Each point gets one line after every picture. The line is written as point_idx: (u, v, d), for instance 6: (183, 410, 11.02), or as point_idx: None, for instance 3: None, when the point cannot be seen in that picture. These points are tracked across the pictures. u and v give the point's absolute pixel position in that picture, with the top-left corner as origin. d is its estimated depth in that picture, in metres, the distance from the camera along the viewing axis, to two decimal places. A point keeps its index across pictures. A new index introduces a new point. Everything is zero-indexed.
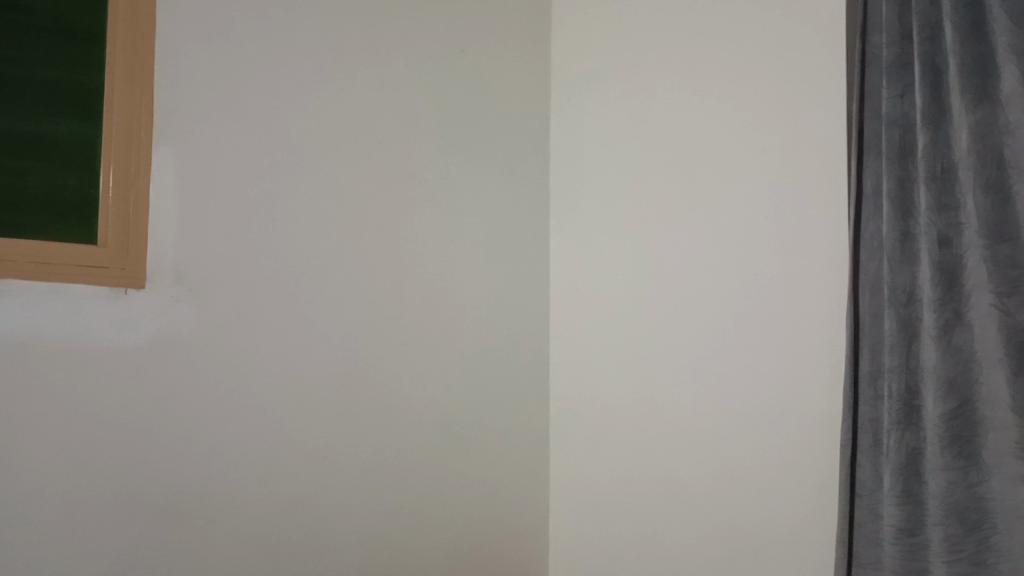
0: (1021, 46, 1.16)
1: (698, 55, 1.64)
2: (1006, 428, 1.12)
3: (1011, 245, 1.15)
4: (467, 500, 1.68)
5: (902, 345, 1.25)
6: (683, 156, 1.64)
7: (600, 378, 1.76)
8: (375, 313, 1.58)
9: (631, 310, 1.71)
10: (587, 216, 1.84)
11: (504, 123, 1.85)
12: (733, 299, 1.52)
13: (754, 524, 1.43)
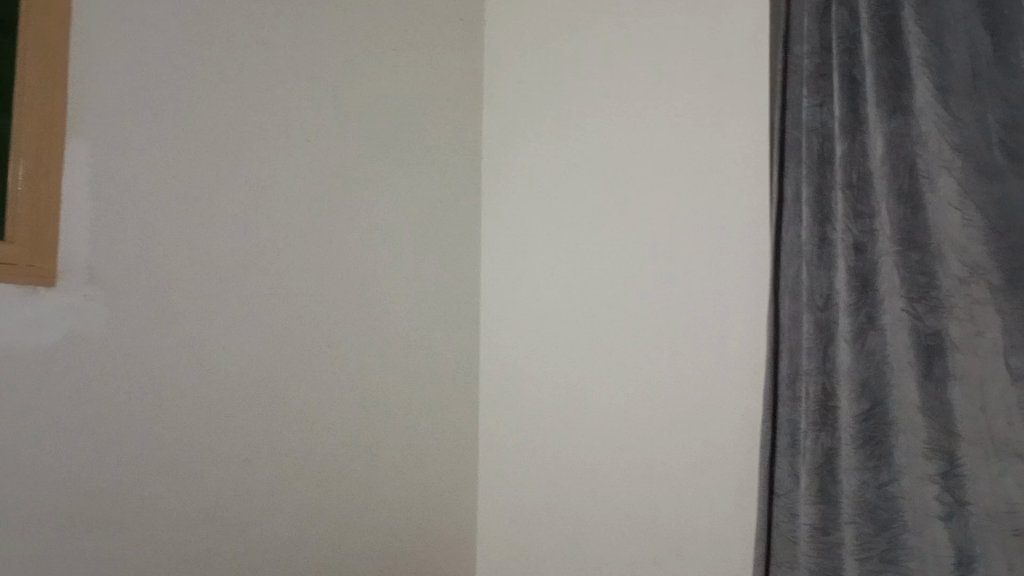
0: (933, 60, 1.20)
1: (631, 57, 1.65)
2: (916, 429, 1.16)
3: (921, 252, 1.19)
4: (392, 503, 1.66)
5: (818, 348, 1.28)
6: (614, 159, 1.65)
7: (531, 379, 1.75)
8: (305, 314, 1.53)
9: (561, 311, 1.71)
10: (519, 217, 1.83)
11: (436, 123, 1.84)
12: (664, 301, 1.53)
13: (679, 524, 1.45)
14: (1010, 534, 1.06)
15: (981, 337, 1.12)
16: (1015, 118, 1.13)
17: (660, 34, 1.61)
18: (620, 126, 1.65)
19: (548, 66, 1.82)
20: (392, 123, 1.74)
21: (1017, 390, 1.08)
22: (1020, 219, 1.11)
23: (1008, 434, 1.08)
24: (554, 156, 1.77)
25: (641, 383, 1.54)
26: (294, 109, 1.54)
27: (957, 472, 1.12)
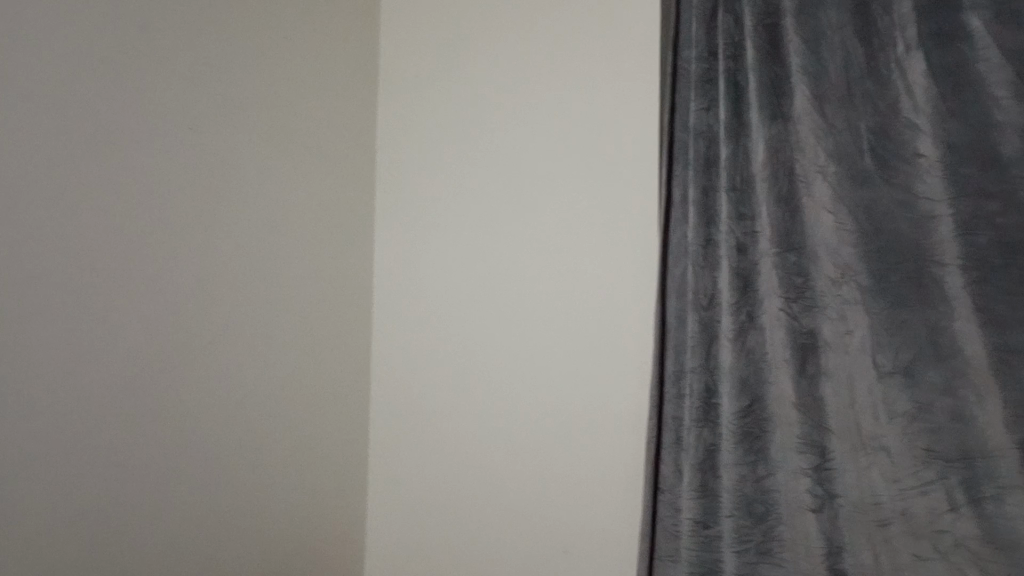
0: (811, 68, 1.24)
1: (532, 55, 1.64)
2: (791, 424, 1.20)
3: (798, 253, 1.23)
4: (304, 510, 1.49)
5: (702, 347, 1.31)
6: (516, 153, 1.62)
7: (412, 376, 1.67)
8: (234, 299, 1.33)
9: (448, 306, 1.65)
10: (405, 204, 1.75)
11: (344, 99, 1.70)
12: (563, 299, 1.53)
13: (574, 523, 1.44)
14: (876, 525, 1.12)
15: (851, 337, 1.17)
16: (883, 126, 1.18)
17: (558, 35, 1.62)
18: (520, 121, 1.63)
19: (440, 54, 1.76)
20: (326, 104, 1.63)
21: (883, 386, 1.13)
22: (887, 223, 1.16)
23: (875, 429, 1.14)
24: (448, 146, 1.72)
25: (536, 382, 1.53)
26: (232, 65, 1.35)
27: (828, 466, 1.17)
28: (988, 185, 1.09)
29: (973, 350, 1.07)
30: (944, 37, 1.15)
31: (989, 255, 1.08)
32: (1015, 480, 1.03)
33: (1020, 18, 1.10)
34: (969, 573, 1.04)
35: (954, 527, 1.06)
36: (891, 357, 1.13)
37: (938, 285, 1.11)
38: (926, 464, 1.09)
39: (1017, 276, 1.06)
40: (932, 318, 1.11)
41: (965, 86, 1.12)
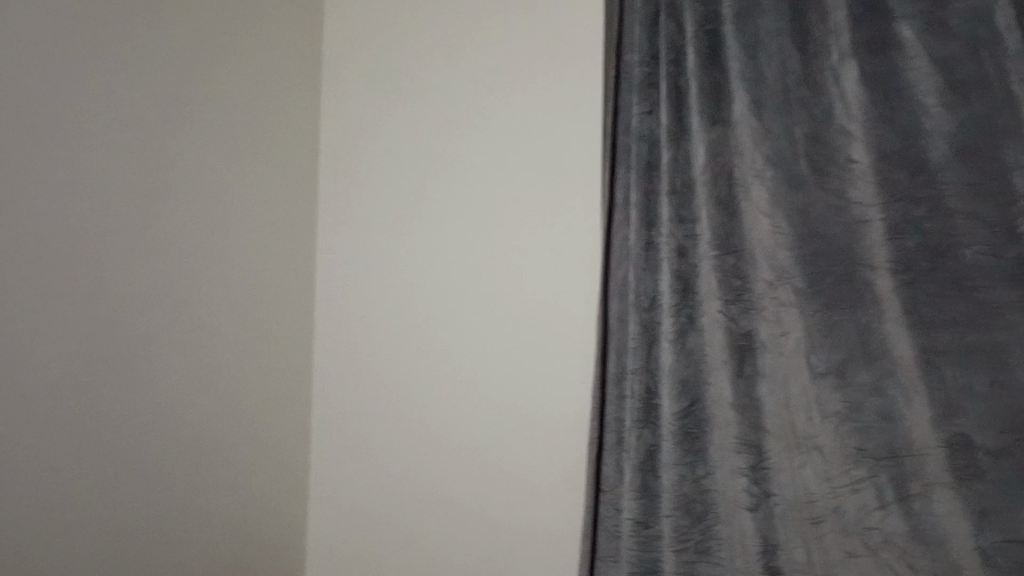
0: (750, 74, 1.27)
1: (477, 57, 1.64)
2: (728, 425, 1.21)
3: (736, 256, 1.25)
4: (245, 513, 1.44)
5: (643, 348, 1.32)
6: (461, 154, 1.62)
7: (352, 377, 1.64)
8: (172, 293, 1.29)
9: (389, 306, 1.63)
10: (346, 203, 1.72)
11: (286, 96, 1.67)
12: (508, 300, 1.53)
13: (516, 525, 1.44)
14: (809, 522, 1.14)
15: (786, 338, 1.20)
16: (818, 132, 1.21)
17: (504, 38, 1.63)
18: (465, 123, 1.63)
19: (383, 53, 1.75)
20: (270, 105, 1.61)
21: (817, 386, 1.16)
22: (821, 227, 1.19)
23: (809, 428, 1.16)
24: (391, 145, 1.70)
25: (479, 382, 1.52)
26: (171, 55, 1.32)
27: (764, 465, 1.18)
28: (917, 191, 1.11)
29: (901, 352, 1.10)
30: (876, 47, 1.18)
31: (917, 258, 1.10)
32: (941, 478, 1.05)
33: (946, 30, 1.13)
34: (899, 569, 1.06)
35: (884, 525, 1.08)
36: (824, 358, 1.16)
37: (870, 287, 1.14)
38: (857, 462, 1.11)
39: (943, 280, 1.08)
40: (863, 320, 1.14)
41: (896, 94, 1.15)
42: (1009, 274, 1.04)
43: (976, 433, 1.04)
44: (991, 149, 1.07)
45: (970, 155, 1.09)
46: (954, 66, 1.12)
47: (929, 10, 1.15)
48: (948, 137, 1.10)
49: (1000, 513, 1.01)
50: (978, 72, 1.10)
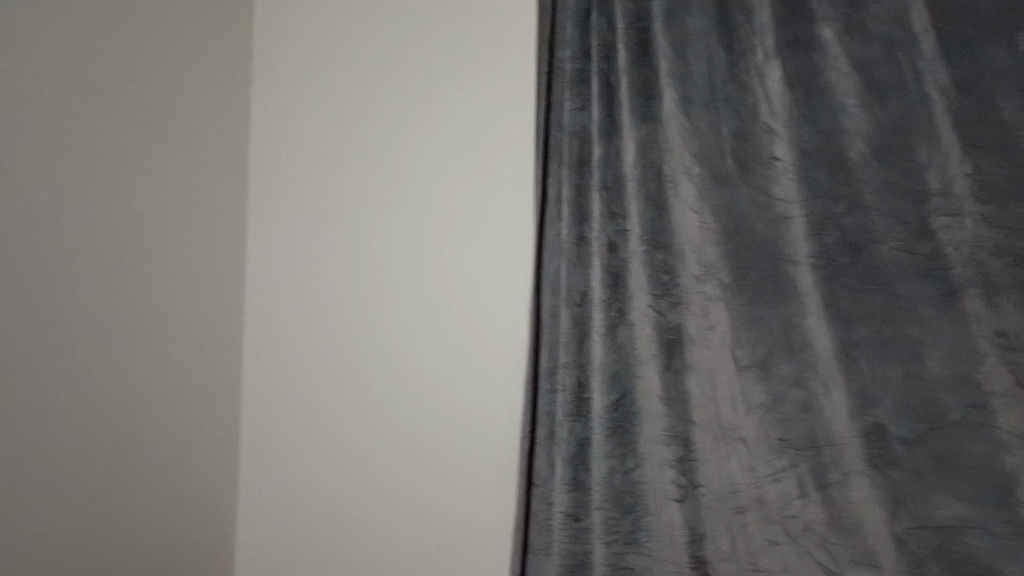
0: (679, 72, 1.29)
1: (411, 50, 1.63)
2: (657, 418, 1.22)
3: (665, 251, 1.27)
4: (173, 515, 1.39)
5: (574, 342, 1.33)
6: (396, 149, 1.60)
7: (280, 375, 1.60)
8: (98, 287, 1.24)
9: (318, 303, 1.60)
10: (274, 196, 1.68)
11: (217, 83, 1.62)
12: (441, 297, 1.52)
13: (451, 521, 1.43)
14: (733, 512, 1.16)
15: (713, 333, 1.22)
16: (743, 130, 1.24)
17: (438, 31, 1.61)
18: (399, 118, 1.61)
19: (313, 45, 1.71)
20: (203, 95, 1.56)
21: (742, 379, 1.18)
22: (746, 222, 1.21)
23: (734, 420, 1.19)
24: (323, 139, 1.67)
25: (412, 378, 1.51)
26: (96, 39, 1.27)
27: (692, 457, 1.20)
28: (837, 188, 1.15)
29: (822, 345, 1.13)
30: (799, 47, 1.20)
31: (837, 254, 1.13)
32: (858, 467, 1.08)
33: (864, 31, 1.16)
34: (817, 556, 1.09)
35: (804, 512, 1.11)
36: (748, 351, 1.18)
37: (791, 282, 1.17)
38: (778, 453, 1.14)
39: (860, 275, 1.11)
40: (786, 314, 1.16)
41: (817, 94, 1.18)
42: (922, 269, 1.07)
43: (890, 423, 1.07)
44: (906, 148, 1.10)
45: (887, 154, 1.11)
46: (872, 66, 1.15)
47: (848, 11, 1.18)
48: (866, 136, 1.13)
49: (912, 501, 1.04)
50: (895, 73, 1.13)
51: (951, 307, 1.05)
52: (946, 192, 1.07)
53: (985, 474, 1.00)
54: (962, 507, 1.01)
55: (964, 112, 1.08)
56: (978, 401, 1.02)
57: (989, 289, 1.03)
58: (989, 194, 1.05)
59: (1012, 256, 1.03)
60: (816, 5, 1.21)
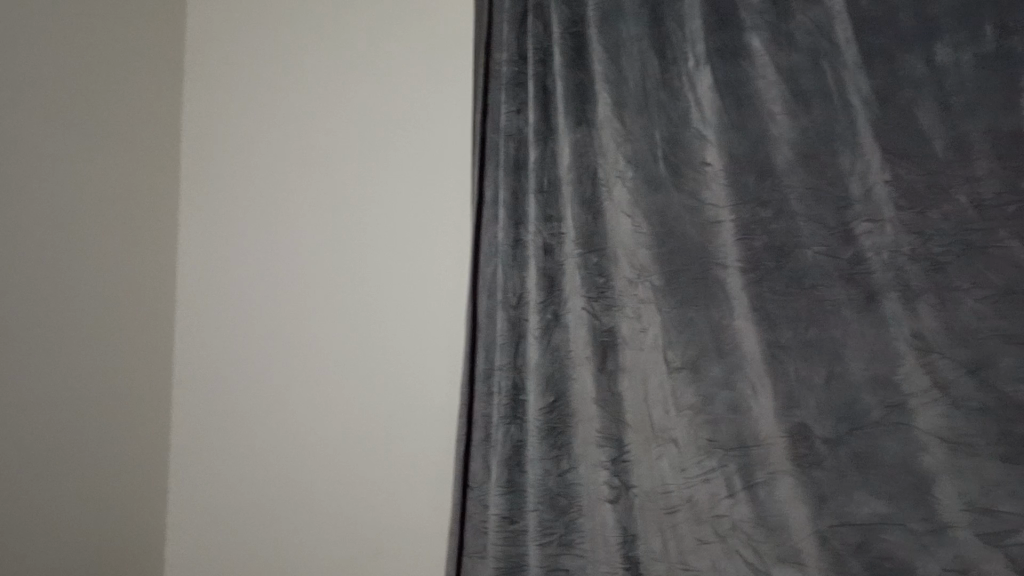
0: (614, 77, 1.30)
1: (348, 51, 1.61)
2: (591, 419, 1.23)
3: (599, 254, 1.28)
4: (100, 523, 1.35)
5: (510, 344, 1.33)
6: (333, 151, 1.58)
7: (210, 380, 1.56)
8: (24, 287, 1.19)
9: (252, 305, 1.57)
10: (205, 198, 1.64)
11: (147, 79, 1.57)
12: (377, 300, 1.51)
13: (386, 527, 1.42)
14: (663, 512, 1.18)
15: (645, 335, 1.23)
16: (675, 135, 1.25)
17: (376, 33, 1.60)
18: (335, 119, 1.59)
19: (247, 43, 1.69)
20: (134, 89, 1.52)
21: (673, 380, 1.20)
22: (677, 226, 1.23)
23: (665, 420, 1.20)
24: (257, 139, 1.64)
25: (347, 382, 1.50)
26: (21, 31, 1.22)
27: (624, 458, 1.22)
28: (764, 193, 1.17)
29: (749, 347, 1.15)
30: (727, 54, 1.23)
31: (764, 257, 1.16)
32: (783, 466, 1.10)
33: (790, 40, 1.19)
34: (744, 554, 1.11)
35: (732, 511, 1.13)
36: (679, 353, 1.20)
37: (721, 285, 1.18)
38: (707, 453, 1.16)
39: (786, 279, 1.14)
40: (715, 317, 1.18)
41: (745, 100, 1.20)
42: (845, 273, 1.10)
43: (814, 423, 1.09)
44: (830, 155, 1.13)
45: (812, 160, 1.14)
46: (798, 74, 1.17)
47: (774, 20, 1.21)
48: (792, 142, 1.16)
49: (834, 499, 1.07)
50: (819, 80, 1.16)
51: (871, 310, 1.08)
52: (867, 197, 1.10)
53: (903, 472, 1.03)
54: (881, 504, 1.04)
55: (884, 120, 1.10)
56: (896, 400, 1.05)
57: (908, 293, 1.06)
58: (908, 200, 1.08)
59: (929, 260, 1.06)
60: (744, 13, 1.23)
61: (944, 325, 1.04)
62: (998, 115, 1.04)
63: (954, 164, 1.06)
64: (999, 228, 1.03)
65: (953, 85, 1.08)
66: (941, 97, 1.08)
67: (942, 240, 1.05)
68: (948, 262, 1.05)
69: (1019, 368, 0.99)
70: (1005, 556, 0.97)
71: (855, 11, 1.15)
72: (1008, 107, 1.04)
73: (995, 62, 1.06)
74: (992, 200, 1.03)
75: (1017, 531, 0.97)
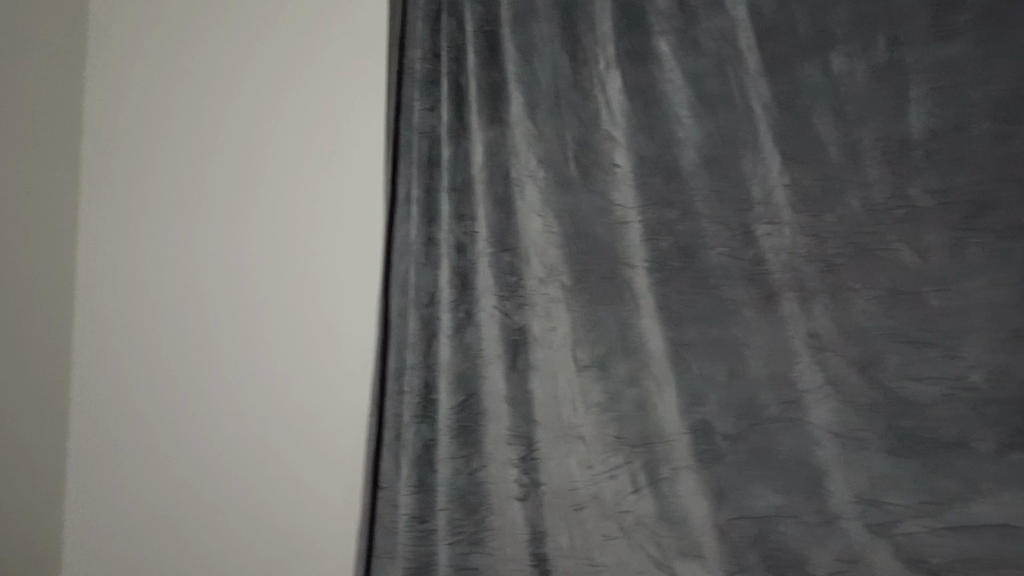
0: (526, 78, 1.31)
1: (263, 46, 1.56)
2: (502, 418, 1.25)
3: (511, 254, 1.28)
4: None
5: (422, 343, 1.31)
6: (247, 149, 1.54)
7: (114, 387, 1.50)
8: None
9: (159, 308, 1.51)
10: (107, 197, 1.56)
11: (40, 66, 1.49)
12: (292, 303, 1.48)
13: (298, 531, 1.40)
14: (571, 508, 1.20)
15: (554, 334, 1.24)
16: (585, 137, 1.27)
17: (292, 28, 1.56)
18: (250, 117, 1.55)
19: (149, 29, 1.61)
20: (28, 81, 1.45)
21: (581, 378, 1.21)
22: (587, 226, 1.24)
23: (573, 418, 1.22)
24: (164, 134, 1.57)
25: (260, 387, 1.46)
26: None
27: (534, 456, 1.23)
28: (670, 195, 1.19)
29: (654, 345, 1.17)
30: (637, 58, 1.24)
31: (670, 258, 1.18)
32: (685, 462, 1.13)
33: (696, 45, 1.21)
34: (648, 549, 1.14)
35: (636, 507, 1.16)
36: (587, 352, 1.21)
37: (628, 285, 1.20)
38: (614, 450, 1.18)
39: (690, 278, 1.16)
40: (623, 315, 1.20)
41: (653, 103, 1.22)
42: (746, 273, 1.13)
43: (715, 420, 1.12)
44: (733, 158, 1.16)
45: (715, 164, 1.17)
46: (703, 79, 1.19)
47: (681, 25, 1.22)
48: (697, 146, 1.18)
49: (734, 493, 1.10)
50: (723, 85, 1.18)
51: (769, 309, 1.11)
52: (767, 200, 1.13)
53: (798, 466, 1.07)
54: (777, 498, 1.08)
55: (783, 125, 1.13)
56: (792, 397, 1.09)
57: (804, 294, 1.10)
58: (804, 203, 1.11)
59: (823, 262, 1.09)
60: (653, 17, 1.24)
61: (837, 324, 1.07)
62: (888, 122, 1.07)
63: (846, 170, 1.09)
64: (888, 231, 1.06)
65: (847, 92, 1.10)
66: (835, 103, 1.11)
67: (836, 242, 1.09)
68: (841, 264, 1.08)
69: (906, 366, 1.03)
70: (891, 545, 1.01)
71: (757, 16, 1.17)
72: (897, 115, 1.07)
73: (886, 71, 1.08)
74: (883, 204, 1.07)
75: (903, 522, 1.01)
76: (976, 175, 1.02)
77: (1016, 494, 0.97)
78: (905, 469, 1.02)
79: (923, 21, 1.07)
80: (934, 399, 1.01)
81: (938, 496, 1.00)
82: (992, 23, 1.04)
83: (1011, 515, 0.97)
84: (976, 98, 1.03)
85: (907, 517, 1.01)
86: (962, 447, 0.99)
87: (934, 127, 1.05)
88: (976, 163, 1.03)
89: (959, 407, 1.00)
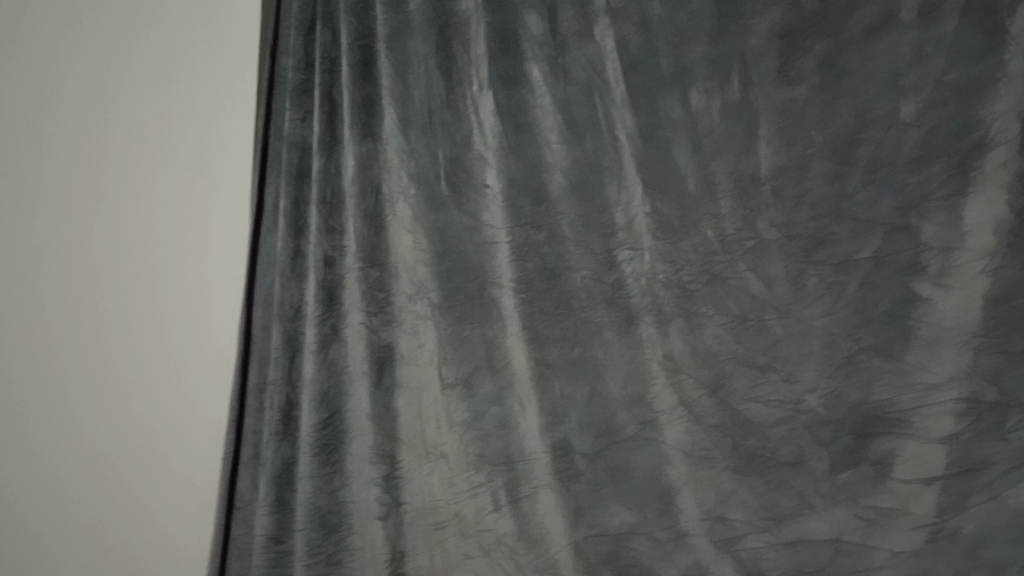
0: (399, 94, 1.30)
1: (194, 37, 1.49)
2: (365, 435, 1.23)
3: (380, 269, 1.27)
4: None
5: (285, 357, 1.28)
6: (167, 158, 1.46)
7: (19, 404, 1.39)
8: None
9: (79, 309, 1.42)
10: (26, 196, 1.45)
11: None
12: (207, 309, 1.41)
13: (196, 545, 1.33)
14: (432, 527, 1.21)
15: (422, 351, 1.25)
16: (458, 155, 1.27)
17: (231, 19, 1.48)
18: (179, 111, 1.47)
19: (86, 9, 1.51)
20: None
21: (447, 397, 1.22)
22: (456, 245, 1.24)
23: (437, 436, 1.22)
24: (101, 119, 1.47)
25: (183, 385, 1.38)
26: None
27: (396, 474, 1.23)
28: (538, 218, 1.21)
29: (519, 365, 1.19)
30: (509, 82, 1.25)
31: (536, 279, 1.20)
32: (545, 479, 1.16)
33: (566, 75, 1.23)
34: (506, 567, 1.16)
35: (496, 525, 1.18)
36: (453, 369, 1.22)
37: (495, 304, 1.21)
38: (477, 468, 1.19)
39: (555, 300, 1.19)
40: (489, 334, 1.21)
41: (524, 127, 1.24)
42: (607, 297, 1.17)
43: (574, 439, 1.15)
44: (599, 185, 1.19)
45: (581, 189, 1.20)
46: (572, 106, 1.22)
47: (552, 54, 1.24)
48: (565, 170, 1.21)
49: (590, 510, 1.14)
50: (591, 115, 1.21)
51: (628, 332, 1.15)
52: (629, 227, 1.17)
53: (651, 484, 1.12)
54: (631, 515, 1.12)
55: (645, 156, 1.17)
56: (648, 417, 1.13)
57: (661, 317, 1.14)
58: (662, 231, 1.15)
59: (679, 288, 1.14)
60: (526, 45, 1.26)
61: (690, 348, 1.12)
62: (740, 158, 1.12)
63: (701, 202, 1.14)
64: (738, 260, 1.11)
65: (703, 128, 1.15)
66: (693, 139, 1.15)
67: (691, 269, 1.13)
68: (696, 290, 1.13)
69: (752, 388, 1.09)
70: (733, 558, 1.07)
71: (624, 51, 1.20)
72: (747, 152, 1.12)
73: (738, 110, 1.13)
74: (734, 234, 1.12)
75: (745, 537, 1.07)
76: (816, 212, 1.07)
77: (847, 511, 1.03)
78: (749, 485, 1.07)
79: (771, 66, 1.11)
80: (776, 419, 1.07)
81: (777, 512, 1.06)
82: (831, 71, 1.08)
83: (841, 531, 1.03)
84: (817, 140, 1.08)
85: (748, 532, 1.07)
86: (799, 465, 1.05)
87: (779, 164, 1.10)
88: (816, 200, 1.07)
89: (797, 429, 1.06)
